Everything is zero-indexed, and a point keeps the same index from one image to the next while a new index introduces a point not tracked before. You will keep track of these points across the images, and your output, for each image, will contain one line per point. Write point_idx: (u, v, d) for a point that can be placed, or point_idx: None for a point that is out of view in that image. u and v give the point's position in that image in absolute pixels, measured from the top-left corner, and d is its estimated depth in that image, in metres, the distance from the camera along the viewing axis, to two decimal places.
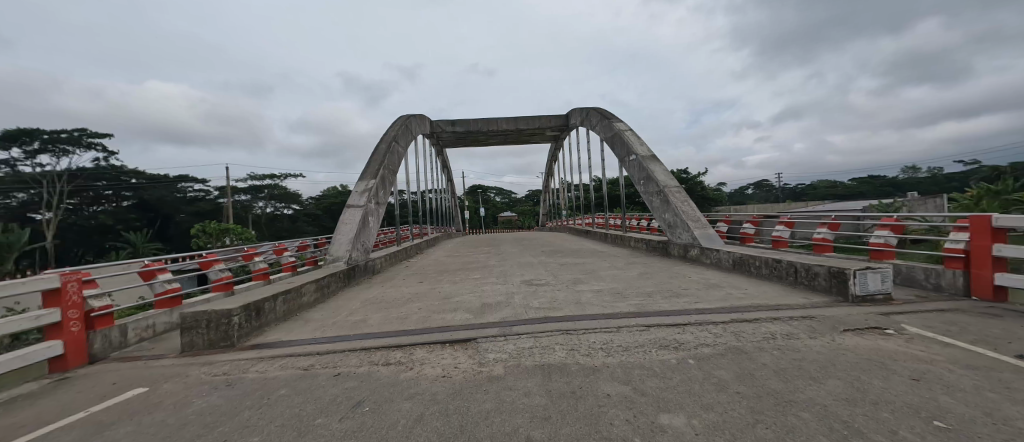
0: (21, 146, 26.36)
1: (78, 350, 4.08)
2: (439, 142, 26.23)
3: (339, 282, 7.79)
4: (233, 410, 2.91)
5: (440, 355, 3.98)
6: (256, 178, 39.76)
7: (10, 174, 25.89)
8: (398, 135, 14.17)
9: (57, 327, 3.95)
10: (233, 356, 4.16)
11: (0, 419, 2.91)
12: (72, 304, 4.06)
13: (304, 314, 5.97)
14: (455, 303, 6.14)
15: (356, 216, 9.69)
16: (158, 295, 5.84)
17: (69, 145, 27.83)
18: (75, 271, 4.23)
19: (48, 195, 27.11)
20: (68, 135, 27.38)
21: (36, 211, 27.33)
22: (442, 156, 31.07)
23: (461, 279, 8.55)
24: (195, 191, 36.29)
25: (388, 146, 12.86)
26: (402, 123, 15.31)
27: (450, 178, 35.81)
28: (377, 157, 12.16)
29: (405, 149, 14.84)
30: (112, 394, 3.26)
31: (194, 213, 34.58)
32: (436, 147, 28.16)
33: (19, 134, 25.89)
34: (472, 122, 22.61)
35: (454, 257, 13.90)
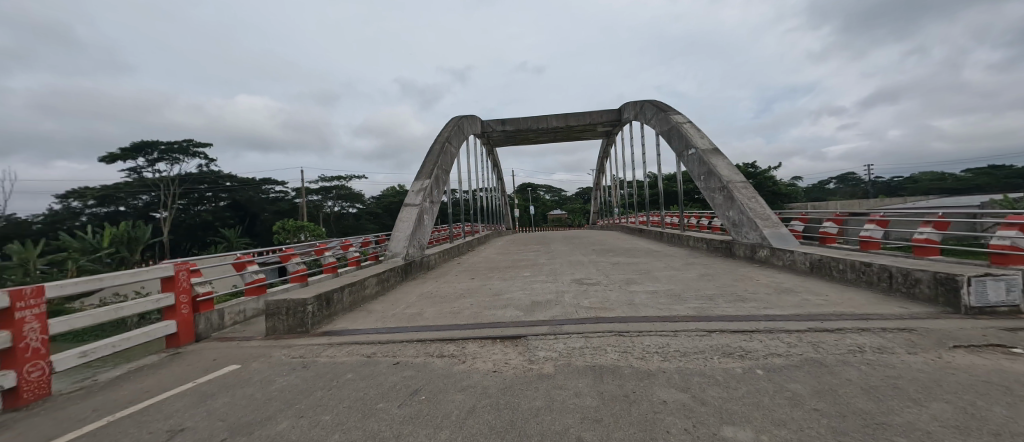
0: (145, 156, 31.12)
1: (187, 329, 4.75)
2: (490, 141, 26.66)
3: (398, 276, 8.26)
4: (309, 389, 3.23)
5: (491, 350, 4.09)
6: (325, 179, 43.06)
7: (136, 179, 30.70)
8: (451, 136, 14.65)
9: (171, 309, 4.63)
10: (308, 341, 4.60)
11: (131, 385, 3.50)
12: (183, 289, 4.73)
13: (367, 306, 6.42)
14: (506, 299, 6.25)
15: (412, 214, 10.20)
16: (248, 284, 6.60)
17: (179, 154, 32.25)
18: (185, 262, 4.92)
19: (164, 197, 31.75)
20: (178, 146, 31.78)
21: (156, 211, 32.14)
22: (493, 154, 31.53)
23: (510, 276, 8.66)
24: (277, 191, 40.23)
25: (441, 147, 13.37)
26: (455, 124, 15.79)
27: (501, 176, 36.30)
28: (431, 157, 12.70)
29: (457, 150, 15.34)
30: (212, 369, 3.77)
31: (276, 212, 38.46)
32: (488, 146, 28.64)
33: (142, 146, 30.51)
34: (522, 121, 22.71)
35: (504, 255, 14.08)
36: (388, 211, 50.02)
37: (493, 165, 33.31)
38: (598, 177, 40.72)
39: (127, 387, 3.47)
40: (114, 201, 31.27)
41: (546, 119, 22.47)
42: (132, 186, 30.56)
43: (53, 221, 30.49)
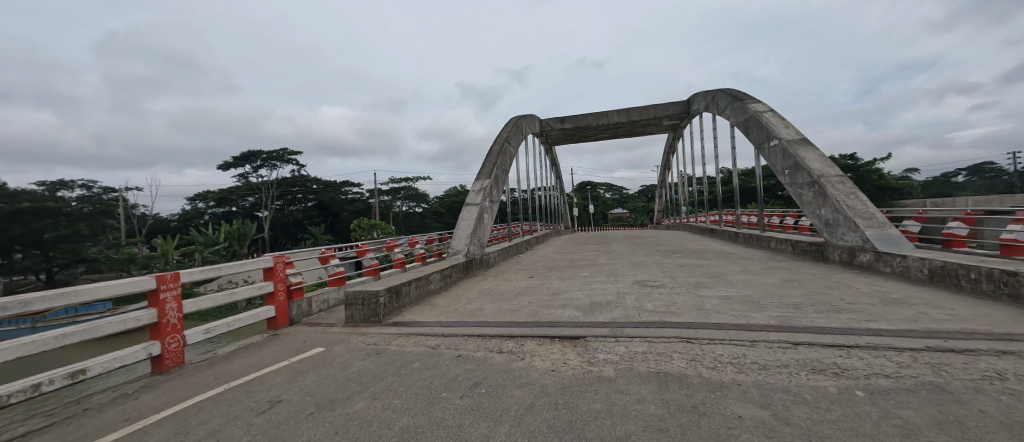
0: (250, 164, 35.90)
1: (283, 314, 5.43)
2: (549, 139, 26.41)
3: (460, 273, 8.60)
4: (382, 374, 3.53)
5: (549, 348, 4.12)
6: (394, 181, 45.49)
7: (244, 184, 35.52)
8: (510, 136, 14.84)
9: (271, 295, 5.33)
10: (380, 330, 5.01)
11: (241, 359, 4.11)
12: (279, 279, 5.41)
13: (432, 300, 6.79)
14: (564, 299, 6.21)
15: (473, 213, 10.53)
16: (331, 276, 7.34)
17: (276, 161, 36.67)
18: (281, 255, 5.62)
19: (264, 198, 36.27)
20: (276, 154, 36.12)
21: (259, 211, 36.92)
22: (552, 152, 31.30)
23: (568, 276, 8.57)
24: (353, 193, 42.94)
25: (500, 147, 13.61)
26: (513, 124, 15.96)
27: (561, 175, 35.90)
28: (491, 157, 12.99)
29: (516, 149, 15.49)
30: (302, 351, 4.28)
31: (353, 211, 41.70)
32: (547, 144, 28.52)
33: (248, 155, 35.29)
34: (582, 118, 22.27)
35: (562, 254, 13.95)
36: (451, 211, 51.95)
37: (552, 163, 33.04)
38: (664, 174, 38.51)
39: (238, 361, 4.08)
40: (227, 202, 36.46)
41: (607, 115, 21.81)
42: (240, 190, 35.53)
43: (184, 220, 36.60)
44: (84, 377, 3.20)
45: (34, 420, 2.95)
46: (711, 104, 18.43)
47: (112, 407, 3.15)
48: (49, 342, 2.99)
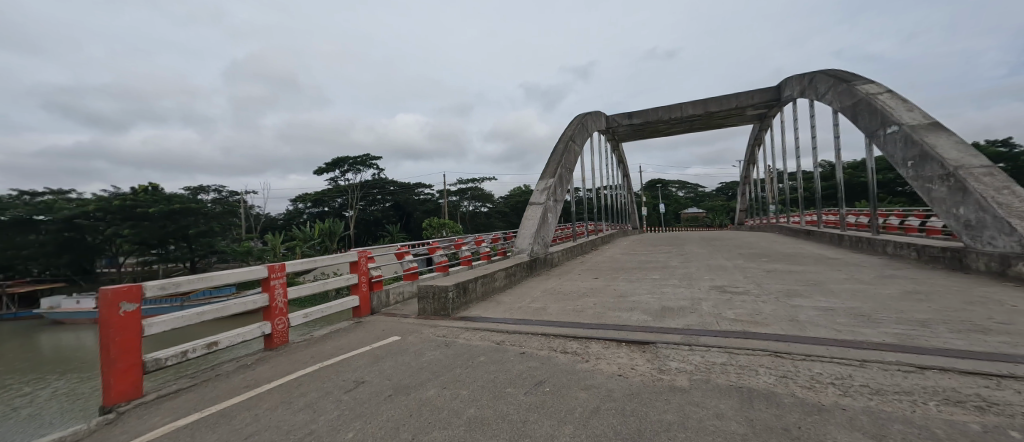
0: (339, 169, 39.98)
1: (366, 303, 6.00)
2: (616, 136, 25.37)
3: (524, 271, 8.70)
4: (451, 365, 3.74)
5: (615, 352, 4.00)
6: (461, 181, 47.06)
7: (333, 187, 39.63)
8: (575, 134, 14.54)
9: (355, 286, 5.92)
10: (449, 323, 5.30)
11: (332, 342, 4.65)
12: (362, 271, 5.98)
13: (497, 297, 6.98)
14: (630, 303, 5.96)
15: (537, 212, 10.56)
16: (406, 270, 7.91)
17: (361, 165, 40.33)
18: (364, 250, 6.20)
19: (351, 200, 40.07)
20: (360, 159, 39.71)
21: (346, 211, 40.88)
22: (619, 149, 30.06)
23: (635, 278, 8.18)
24: (426, 194, 45.50)
25: (564, 145, 13.43)
26: (578, 122, 15.61)
27: (628, 173, 34.30)
28: (555, 156, 12.89)
29: (581, 147, 15.17)
30: (381, 338, 4.70)
31: (424, 212, 44.15)
32: (614, 142, 27.46)
33: (338, 161, 39.33)
34: (653, 112, 21.06)
35: (629, 255, 13.35)
36: (516, 210, 52.46)
37: (619, 161, 31.71)
38: (747, 169, 34.84)
39: (330, 343, 4.62)
40: (321, 203, 40.94)
41: (682, 108, 20.36)
42: (331, 192, 39.79)
43: (288, 218, 41.92)
44: (215, 349, 3.87)
45: (180, 380, 3.66)
46: (806, 89, 16.31)
47: (235, 375, 3.78)
48: (188, 319, 3.68)
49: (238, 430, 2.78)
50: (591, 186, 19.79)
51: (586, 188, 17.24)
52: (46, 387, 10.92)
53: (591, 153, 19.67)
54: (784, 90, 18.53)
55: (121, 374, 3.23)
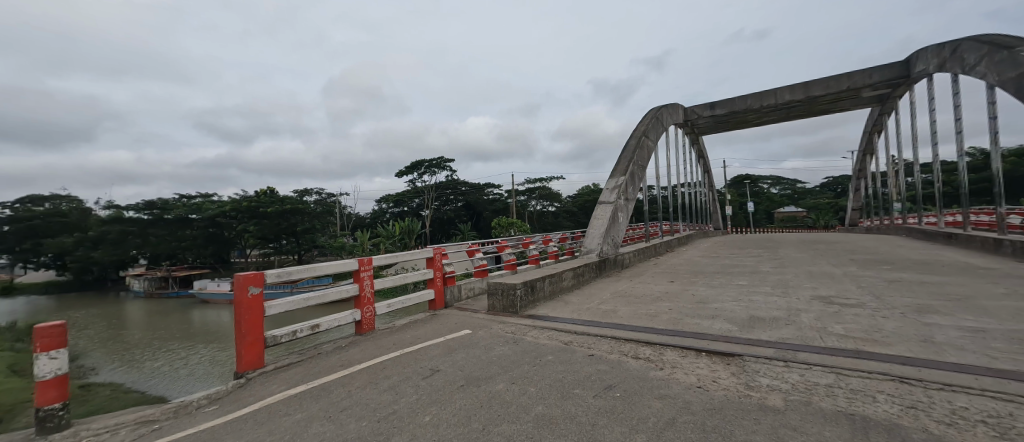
0: (417, 171, 42.58)
1: (440, 297, 6.41)
2: (696, 129, 23.26)
3: (593, 272, 8.46)
4: (519, 361, 3.82)
5: (693, 362, 3.72)
6: (528, 181, 47.13)
7: (412, 188, 42.36)
8: (649, 129, 13.64)
9: (431, 280, 6.35)
10: (518, 320, 5.40)
11: (411, 332, 5.04)
12: (437, 267, 6.38)
13: (564, 297, 6.91)
14: (710, 310, 5.47)
15: (607, 211, 10.17)
16: (476, 267, 8.21)
17: (436, 168, 42.57)
18: (439, 247, 6.61)
19: (426, 200, 42.43)
20: (435, 161, 41.88)
21: (422, 210, 43.38)
22: (700, 143, 27.54)
23: (716, 284, 7.47)
24: (495, 194, 46.37)
25: (637, 141, 12.68)
26: (653, 115, 14.59)
27: (709, 169, 31.20)
28: (626, 152, 12.25)
29: (655, 143, 14.24)
30: (454, 331, 4.97)
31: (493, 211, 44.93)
32: (694, 135, 25.23)
33: (416, 165, 41.92)
34: (739, 101, 18.87)
35: (711, 258, 12.20)
36: (584, 210, 50.77)
37: (699, 156, 28.97)
38: (864, 160, 29.53)
39: (409, 333, 5.01)
40: (402, 203, 43.94)
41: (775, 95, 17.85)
42: (409, 193, 42.61)
43: (374, 217, 45.61)
44: (316, 331, 4.44)
45: (289, 356, 4.28)
46: (947, 61, 13.41)
47: (331, 356, 4.31)
48: (298, 303, 4.27)
49: (335, 403, 3.16)
50: (668, 184, 18.45)
51: (661, 186, 16.08)
52: (195, 354, 13.47)
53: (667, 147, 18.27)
54: (917, 65, 15.43)
55: (247, 347, 3.88)
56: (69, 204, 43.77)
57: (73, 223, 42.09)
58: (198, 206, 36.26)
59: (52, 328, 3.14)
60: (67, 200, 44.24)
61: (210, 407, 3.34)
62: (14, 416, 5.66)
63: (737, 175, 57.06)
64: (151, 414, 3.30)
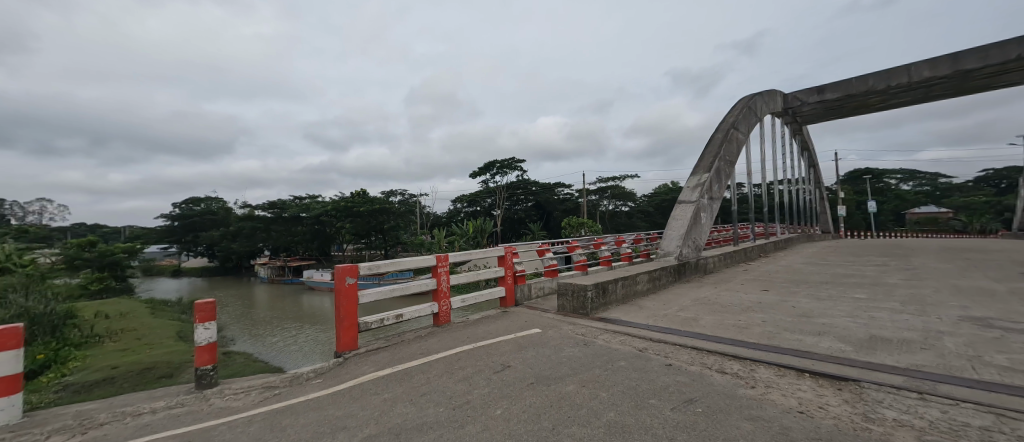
0: (491, 172, 43.59)
1: (511, 295, 6.58)
2: (800, 117, 20.26)
3: (671, 276, 7.88)
4: (588, 365, 3.73)
5: (792, 383, 3.25)
6: (602, 180, 45.27)
7: (485, 188, 43.48)
8: (739, 120, 12.22)
9: (502, 278, 6.55)
10: (588, 322, 5.30)
11: (484, 327, 5.24)
12: (508, 265, 6.54)
13: (639, 301, 6.56)
14: (816, 326, 4.75)
15: (687, 212, 9.39)
16: (546, 267, 8.21)
17: (506, 168, 43.10)
18: (510, 246, 6.76)
19: (498, 200, 43.15)
20: (508, 162, 42.42)
21: (494, 210, 44.22)
22: (805, 133, 23.91)
23: (822, 296, 6.46)
24: (566, 193, 45.42)
25: (725, 134, 11.43)
26: (744, 105, 13.04)
27: (816, 163, 26.84)
28: (711, 147, 11.10)
29: (747, 135, 12.71)
30: (524, 328, 5.04)
31: (564, 211, 44.06)
32: (798, 124, 22.01)
33: (488, 165, 42.84)
34: (857, 83, 15.97)
35: (815, 266, 10.57)
36: (660, 210, 47.36)
37: (802, 149, 25.13)
38: None
39: (481, 327, 5.22)
40: (475, 203, 45.15)
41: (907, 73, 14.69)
42: (481, 194, 43.73)
43: (448, 217, 47.10)
44: (399, 320, 4.86)
45: (377, 341, 4.76)
46: None
47: (412, 344, 4.68)
48: (386, 293, 4.72)
49: (416, 388, 3.42)
50: (764, 181, 16.35)
51: (753, 183, 14.32)
52: (306, 334, 15.60)
53: (762, 139, 16.22)
54: None
55: (344, 330, 4.40)
56: (216, 204, 53.58)
57: (219, 220, 51.54)
58: (307, 206, 41.87)
59: (206, 304, 3.89)
60: (215, 201, 54.22)
61: (315, 380, 3.88)
62: (179, 372, 7.15)
63: (856, 169, 48.14)
64: (272, 381, 3.93)
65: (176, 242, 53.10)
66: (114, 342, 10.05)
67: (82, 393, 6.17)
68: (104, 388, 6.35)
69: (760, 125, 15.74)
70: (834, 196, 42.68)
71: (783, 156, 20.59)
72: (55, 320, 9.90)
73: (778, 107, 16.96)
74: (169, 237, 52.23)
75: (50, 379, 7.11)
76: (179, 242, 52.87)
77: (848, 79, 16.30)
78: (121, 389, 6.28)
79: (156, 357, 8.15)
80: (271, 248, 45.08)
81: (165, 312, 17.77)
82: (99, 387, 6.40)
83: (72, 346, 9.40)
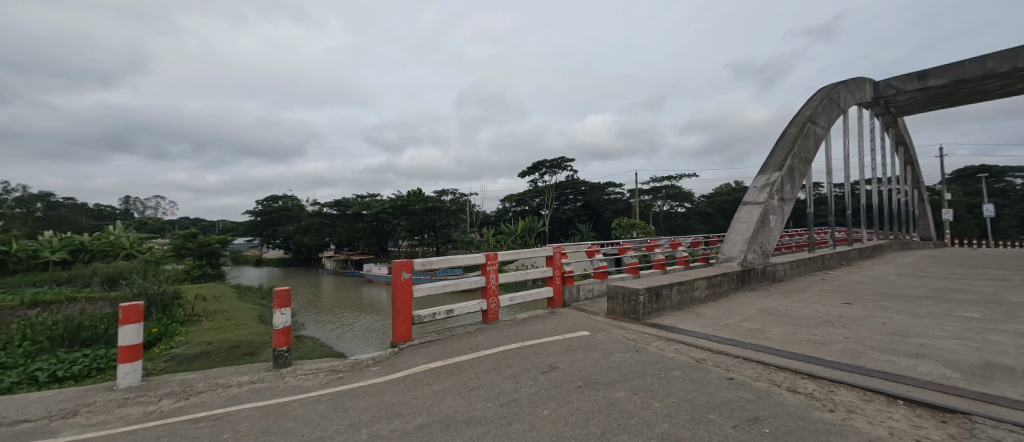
0: (541, 171, 43.35)
1: (559, 296, 6.51)
2: (894, 107, 17.70)
3: (733, 283, 7.30)
4: (640, 372, 3.58)
5: (882, 410, 2.85)
6: (657, 179, 43.11)
7: (534, 188, 43.33)
8: (818, 112, 10.97)
9: (550, 279, 6.50)
10: (640, 328, 5.09)
11: (532, 326, 5.25)
12: (556, 266, 6.47)
13: (697, 308, 6.16)
14: (911, 346, 4.14)
15: (754, 215, 8.63)
16: (596, 269, 8.01)
17: (555, 168, 42.58)
18: (559, 246, 6.68)
19: (546, 199, 42.76)
20: (558, 161, 41.87)
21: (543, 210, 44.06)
22: (900, 125, 20.85)
23: (919, 313, 5.61)
24: (618, 193, 43.93)
25: (800, 128, 10.30)
26: (825, 95, 11.68)
27: (914, 160, 23.35)
28: (783, 143, 10.08)
29: (827, 129, 11.38)
30: (571, 330, 4.97)
31: (615, 211, 42.68)
32: (892, 115, 19.30)
33: (537, 165, 42.54)
34: (971, 65, 13.62)
35: (910, 277, 9.21)
36: (720, 211, 44.14)
37: (896, 144, 21.98)
38: None
39: (529, 327, 5.23)
40: (524, 202, 45.24)
41: None
42: (530, 193, 43.58)
43: (497, 216, 47.63)
44: (450, 315, 5.02)
45: (429, 333, 4.97)
46: None
47: (462, 339, 4.83)
48: (437, 289, 4.89)
49: (465, 382, 3.51)
50: (847, 180, 14.54)
51: (833, 183, 12.79)
52: (366, 323, 16.76)
53: (845, 133, 14.43)
54: None
55: (399, 323, 4.66)
56: (291, 201, 59.26)
57: (294, 216, 56.91)
58: (367, 203, 44.77)
59: (283, 291, 4.34)
60: (289, 198, 60.01)
61: (373, 367, 4.14)
62: (259, 351, 8.03)
63: (967, 166, 40.99)
64: (336, 365, 4.27)
65: (258, 235, 59.48)
66: (209, 321, 11.57)
67: (184, 363, 7.18)
68: (202, 361, 7.33)
69: (843, 118, 13.99)
70: (938, 198, 36.83)
71: (870, 153, 18.19)
72: (165, 299, 11.63)
73: (867, 97, 14.98)
74: (252, 230, 58.75)
75: (161, 349, 8.35)
76: (261, 235, 59.23)
77: (958, 62, 13.98)
78: (213, 363, 7.21)
79: (242, 336, 9.25)
80: (336, 243, 48.83)
81: (249, 297, 20.07)
82: (198, 360, 7.39)
83: (178, 323, 10.95)
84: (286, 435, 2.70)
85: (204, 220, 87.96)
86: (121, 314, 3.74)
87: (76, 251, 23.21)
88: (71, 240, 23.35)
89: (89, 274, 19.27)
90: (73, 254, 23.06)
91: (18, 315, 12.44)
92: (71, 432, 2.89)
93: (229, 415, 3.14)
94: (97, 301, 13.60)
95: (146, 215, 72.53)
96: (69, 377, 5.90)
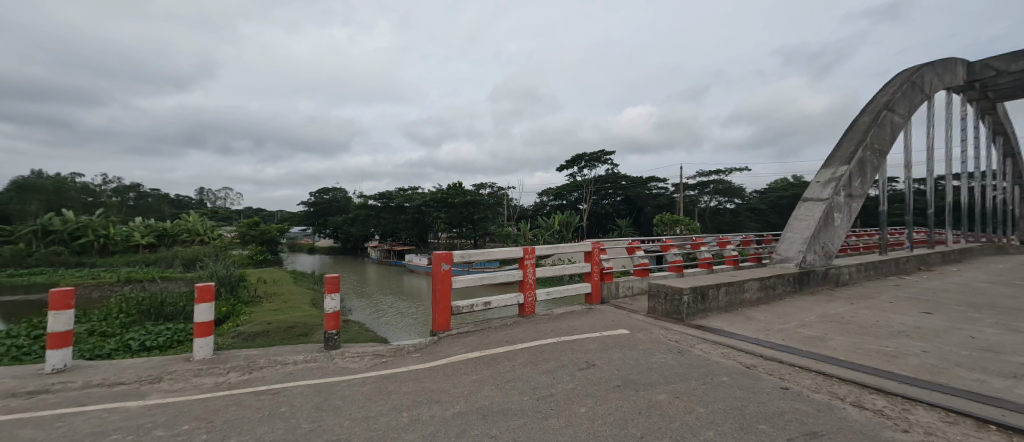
0: (579, 166, 42.53)
1: (597, 292, 6.37)
2: (993, 91, 15.42)
3: (790, 285, 6.77)
4: (685, 375, 3.43)
5: (968, 435, 2.52)
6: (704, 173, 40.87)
7: (573, 182, 42.52)
8: (896, 99, 9.77)
9: (588, 275, 6.37)
10: (683, 328, 4.89)
11: (569, 322, 5.19)
12: (595, 261, 6.32)
13: (746, 311, 5.77)
14: (1009, 365, 3.61)
15: (816, 212, 7.90)
16: (636, 266, 7.69)
17: (595, 161, 41.55)
18: (598, 242, 6.54)
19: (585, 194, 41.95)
20: (597, 155, 40.83)
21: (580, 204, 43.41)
22: (999, 113, 18.19)
23: (1019, 327, 4.88)
24: (660, 188, 42.13)
25: (874, 117, 9.25)
26: (905, 79, 10.37)
27: (1017, 152, 20.23)
28: (854, 133, 9.08)
29: (906, 116, 10.15)
30: (610, 328, 4.85)
31: (657, 206, 41.09)
32: (990, 100, 16.86)
33: (576, 158, 41.77)
34: None
35: (1006, 286, 8.05)
36: (775, 207, 40.99)
37: (994, 134, 19.17)
38: None
39: (566, 322, 5.18)
40: (562, 197, 44.71)
41: None
42: (569, 187, 42.97)
43: (535, 210, 47.51)
44: (488, 307, 5.08)
45: (467, 324, 5.07)
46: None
47: (498, 331, 4.88)
48: (476, 281, 4.95)
49: (502, 373, 3.56)
50: (930, 174, 12.96)
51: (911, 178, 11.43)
52: (406, 309, 17.46)
53: (929, 121, 12.81)
54: None
55: (438, 312, 4.80)
56: (341, 194, 62.86)
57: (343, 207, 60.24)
58: (410, 197, 46.47)
59: (332, 277, 4.62)
60: (338, 191, 63.79)
61: (415, 354, 4.29)
62: (312, 331, 8.64)
63: None
64: (381, 350, 4.48)
65: (311, 225, 63.66)
66: (267, 302, 12.67)
67: (249, 340, 7.91)
68: (263, 338, 8.04)
69: (927, 104, 12.41)
70: None
71: (960, 143, 16.03)
72: (232, 281, 12.87)
73: (958, 80, 13.11)
74: (305, 220, 62.81)
75: (230, 326, 9.28)
76: (314, 225, 63.28)
77: None
78: (273, 341, 7.88)
79: (297, 318, 10.01)
80: (381, 233, 51.21)
81: (304, 282, 21.69)
82: (259, 337, 8.10)
83: (243, 303, 12.05)
84: (335, 413, 2.87)
85: (265, 211, 95.40)
86: (196, 293, 4.17)
87: (161, 236, 26.26)
88: (156, 227, 26.42)
89: (171, 257, 21.67)
90: (158, 238, 26.11)
91: (115, 290, 14.27)
92: (157, 396, 3.28)
93: (286, 390, 3.40)
94: (176, 281, 15.33)
95: (217, 206, 80.13)
96: (154, 347, 6.67)
